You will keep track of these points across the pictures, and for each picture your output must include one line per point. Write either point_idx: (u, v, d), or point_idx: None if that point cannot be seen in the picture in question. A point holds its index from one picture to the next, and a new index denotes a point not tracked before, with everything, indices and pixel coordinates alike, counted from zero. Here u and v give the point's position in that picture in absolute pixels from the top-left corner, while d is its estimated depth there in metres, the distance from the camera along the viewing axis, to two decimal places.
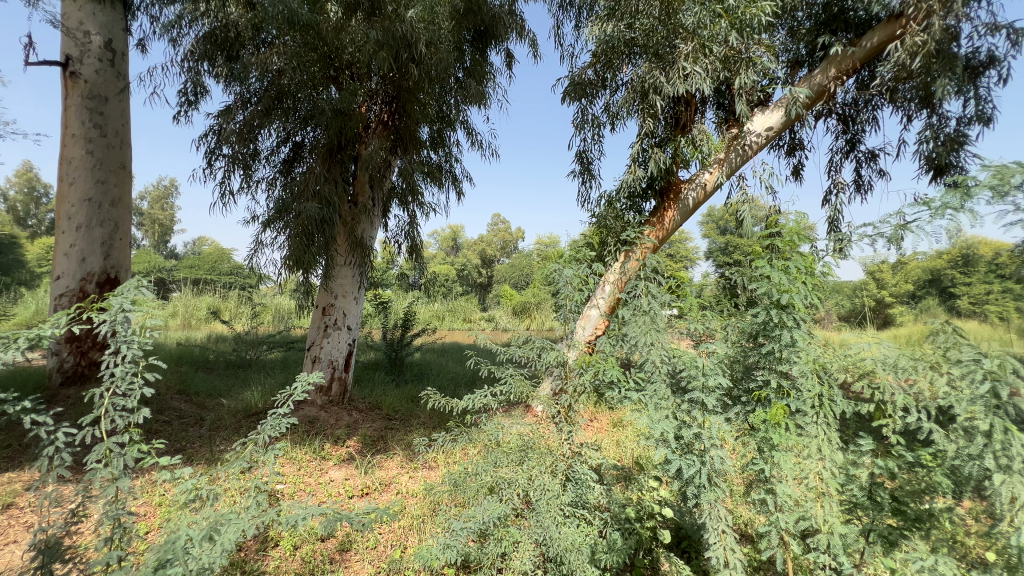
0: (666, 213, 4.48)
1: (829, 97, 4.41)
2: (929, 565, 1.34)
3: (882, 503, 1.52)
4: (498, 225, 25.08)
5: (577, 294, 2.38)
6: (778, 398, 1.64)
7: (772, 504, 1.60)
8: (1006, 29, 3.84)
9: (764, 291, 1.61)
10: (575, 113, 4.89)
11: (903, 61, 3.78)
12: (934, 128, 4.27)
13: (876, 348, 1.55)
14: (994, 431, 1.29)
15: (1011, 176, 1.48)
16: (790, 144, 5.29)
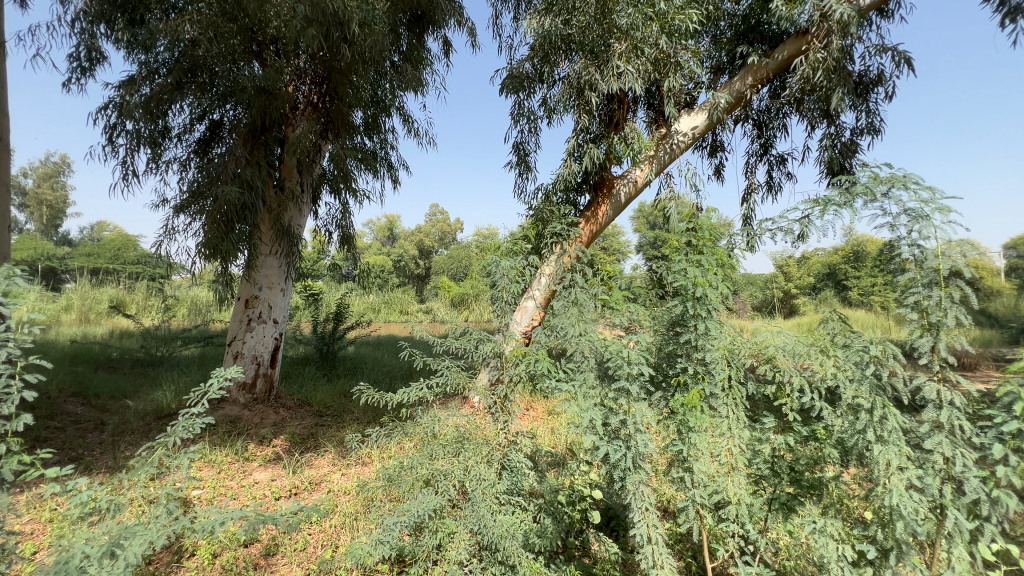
0: (599, 208, 4.62)
1: (746, 103, 4.75)
2: (819, 526, 1.51)
3: (783, 473, 1.70)
4: (437, 215, 24.61)
5: (514, 286, 2.43)
6: (694, 383, 1.74)
7: (689, 481, 1.71)
8: (891, 51, 4.34)
9: (682, 284, 1.70)
10: (512, 105, 4.91)
11: (808, 74, 4.15)
12: (832, 137, 4.75)
13: (777, 336, 1.72)
14: (873, 407, 1.46)
15: (884, 177, 1.59)
16: (712, 145, 5.65)
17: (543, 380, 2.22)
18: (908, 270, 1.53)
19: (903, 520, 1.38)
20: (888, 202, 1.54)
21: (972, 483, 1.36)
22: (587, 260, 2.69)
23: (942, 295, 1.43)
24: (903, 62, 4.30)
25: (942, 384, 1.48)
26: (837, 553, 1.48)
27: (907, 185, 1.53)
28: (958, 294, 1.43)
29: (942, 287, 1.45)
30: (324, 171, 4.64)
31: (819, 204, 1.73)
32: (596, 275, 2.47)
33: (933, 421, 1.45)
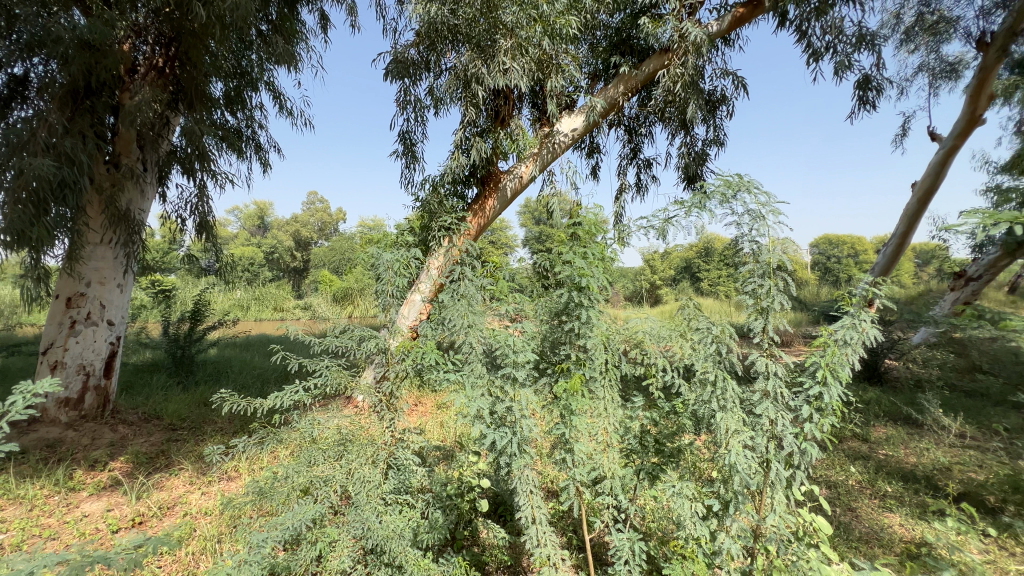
0: (486, 202, 4.70)
1: (618, 110, 5.16)
2: (677, 489, 1.72)
3: (648, 446, 1.89)
4: (315, 203, 22.82)
5: (400, 278, 2.33)
6: (576, 368, 1.83)
7: (570, 461, 1.81)
8: (732, 75, 5.03)
9: (568, 274, 1.78)
10: (397, 92, 4.72)
11: (670, 87, 4.64)
12: (688, 146, 5.38)
13: (645, 322, 1.91)
14: (718, 381, 1.68)
15: (733, 183, 1.82)
16: (589, 147, 6.05)
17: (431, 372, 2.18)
18: (746, 263, 1.78)
19: (740, 475, 1.62)
20: (735, 204, 1.77)
21: (789, 439, 1.65)
22: (474, 253, 2.70)
23: (770, 283, 1.69)
24: (741, 87, 5.01)
25: (769, 358, 1.77)
26: (690, 510, 1.69)
27: (749, 189, 1.77)
28: (781, 282, 1.71)
29: (770, 276, 1.72)
30: (174, 147, 4.03)
31: (683, 206, 1.92)
32: (483, 268, 2.49)
33: (763, 389, 1.71)
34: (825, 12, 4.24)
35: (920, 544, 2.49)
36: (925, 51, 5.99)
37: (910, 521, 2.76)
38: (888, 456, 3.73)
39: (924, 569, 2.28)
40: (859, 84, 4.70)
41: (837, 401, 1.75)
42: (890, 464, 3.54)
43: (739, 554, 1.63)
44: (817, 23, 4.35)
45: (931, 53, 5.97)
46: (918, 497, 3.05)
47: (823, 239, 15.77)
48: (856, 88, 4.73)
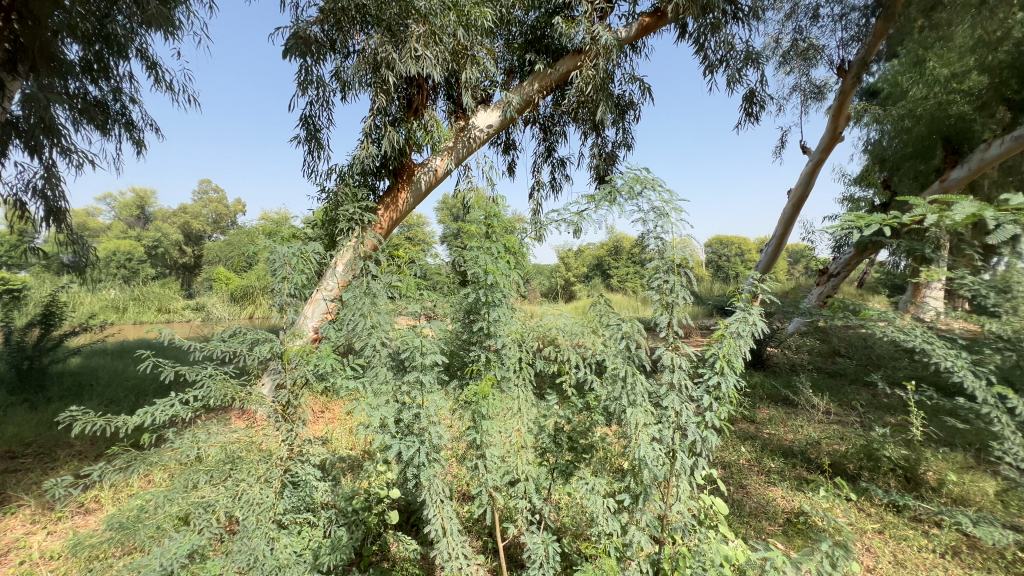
0: (399, 195, 4.51)
1: (533, 108, 5.19)
2: (590, 486, 1.72)
3: (562, 444, 1.88)
4: (208, 193, 20.54)
5: (300, 275, 2.08)
6: (487, 370, 1.77)
7: (483, 466, 1.74)
8: (639, 81, 5.27)
9: (474, 271, 1.71)
10: (297, 71, 4.31)
11: (582, 87, 4.74)
12: (599, 147, 5.56)
13: (558, 319, 1.96)
14: (627, 376, 1.70)
15: (640, 181, 1.85)
16: (505, 143, 6.04)
17: (328, 381, 1.96)
18: (652, 260, 1.82)
19: (648, 468, 1.65)
20: (642, 201, 1.80)
21: (692, 428, 1.71)
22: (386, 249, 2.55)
23: (674, 279, 1.75)
24: (647, 93, 5.27)
25: (674, 351, 1.83)
26: (602, 506, 1.70)
27: (654, 187, 1.81)
28: (683, 279, 1.79)
29: (674, 272, 1.78)
30: (10, 117, 3.31)
31: (593, 200, 1.94)
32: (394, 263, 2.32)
33: (669, 382, 1.76)
34: (718, 27, 4.59)
35: (798, 513, 2.77)
36: (798, 74, 6.76)
37: (790, 493, 3.07)
38: (770, 434, 4.15)
39: (802, 536, 2.54)
40: (747, 97, 5.16)
41: (732, 390, 1.85)
42: (773, 441, 3.95)
43: (648, 545, 1.66)
44: (711, 38, 4.70)
45: (803, 75, 6.75)
46: (795, 471, 3.42)
47: (716, 240, 17.36)
48: (744, 102, 5.20)
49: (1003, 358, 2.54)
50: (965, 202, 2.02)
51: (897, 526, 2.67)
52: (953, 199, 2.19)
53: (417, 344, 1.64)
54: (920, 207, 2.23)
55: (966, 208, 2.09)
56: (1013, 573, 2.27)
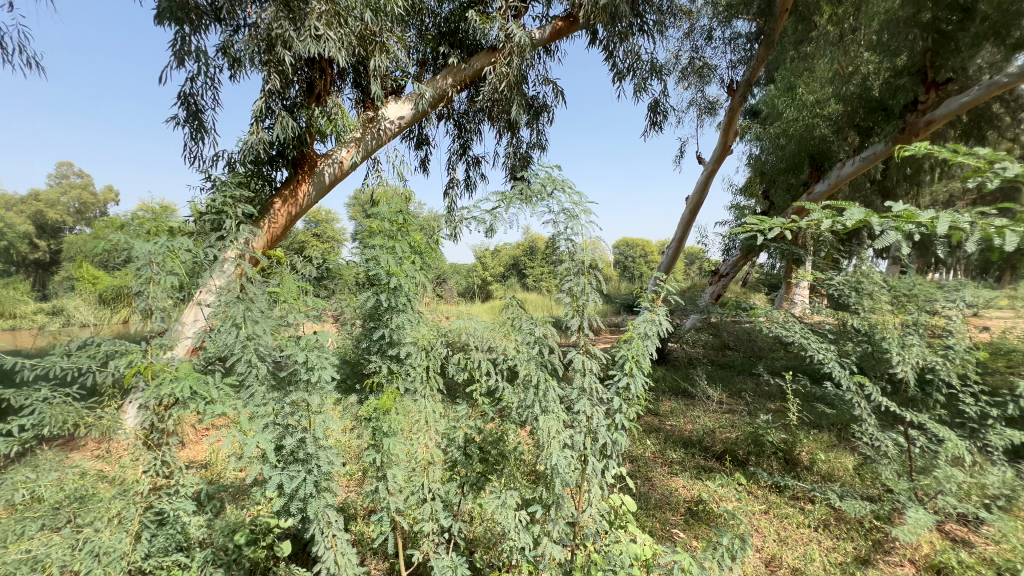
0: (300, 187, 4.11)
1: (447, 103, 5.04)
2: (501, 501, 1.64)
3: (472, 456, 1.77)
4: (68, 178, 17.56)
5: (173, 274, 1.68)
6: (388, 382, 1.72)
7: (383, 490, 1.62)
8: (553, 84, 5.34)
9: (374, 273, 1.64)
10: (172, 41, 3.74)
11: (496, 83, 4.67)
12: (514, 147, 5.55)
13: (469, 324, 1.91)
14: (539, 382, 1.65)
15: (552, 183, 1.80)
16: (418, 138, 5.81)
17: (193, 407, 1.63)
18: (562, 261, 1.79)
19: (560, 477, 1.61)
20: (552, 202, 1.76)
21: (603, 432, 1.70)
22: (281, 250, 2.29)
23: (584, 281, 1.74)
24: (560, 95, 5.35)
25: (585, 354, 1.80)
26: (514, 519, 1.62)
27: (564, 189, 1.78)
28: (593, 280, 1.78)
29: (584, 274, 1.76)
30: None
31: (504, 199, 1.87)
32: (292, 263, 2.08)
33: (581, 386, 1.74)
34: (626, 37, 4.78)
35: (697, 501, 2.94)
36: (694, 90, 7.32)
37: (690, 482, 3.25)
38: (672, 425, 4.41)
39: (702, 525, 2.68)
40: (651, 107, 5.45)
41: (641, 390, 1.87)
42: (675, 433, 4.19)
43: (561, 556, 1.62)
44: (620, 46, 4.89)
45: (699, 92, 7.33)
46: (694, 460, 3.64)
47: (625, 241, 18.40)
48: (649, 111, 5.48)
49: (861, 350, 2.90)
50: (839, 207, 2.23)
51: (780, 505, 2.93)
52: (843, 205, 2.17)
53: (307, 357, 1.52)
54: (817, 212, 2.20)
55: (851, 213, 2.01)
56: (870, 539, 2.60)
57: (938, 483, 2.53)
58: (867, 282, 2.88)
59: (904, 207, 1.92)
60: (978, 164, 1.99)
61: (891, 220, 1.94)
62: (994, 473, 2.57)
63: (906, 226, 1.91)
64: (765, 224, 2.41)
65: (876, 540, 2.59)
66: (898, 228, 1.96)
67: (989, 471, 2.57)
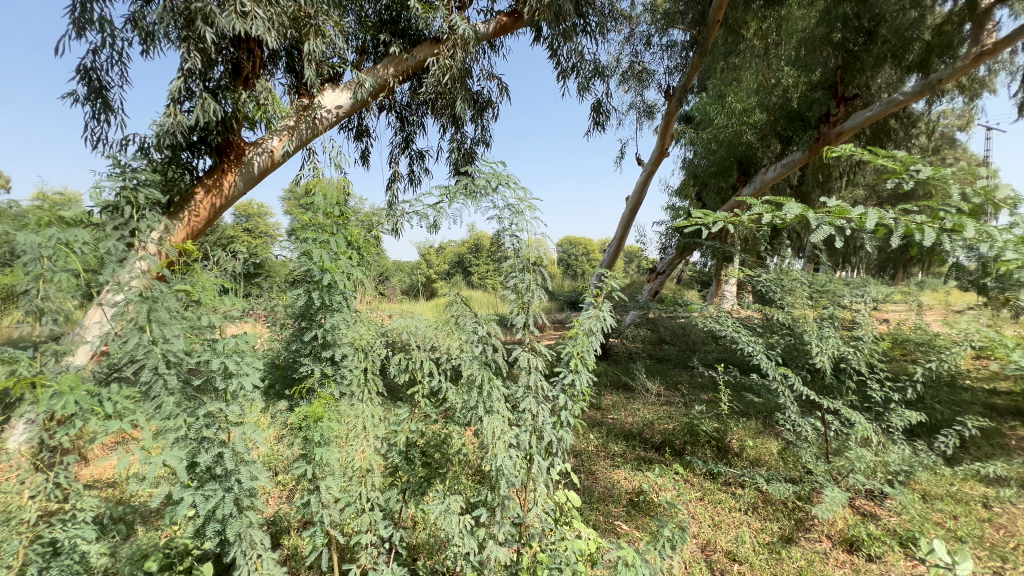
0: (225, 177, 3.79)
1: (389, 94, 4.86)
2: (445, 508, 1.57)
3: (414, 461, 1.70)
4: None
5: (73, 279, 1.41)
6: (321, 387, 1.62)
7: (315, 504, 1.52)
8: (497, 80, 5.29)
9: (306, 269, 1.52)
10: (69, 8, 3.32)
11: (439, 76, 4.55)
12: (458, 142, 5.46)
13: (410, 322, 1.81)
14: (484, 382, 1.61)
15: (497, 179, 1.76)
16: (358, 129, 5.56)
17: (80, 428, 1.36)
18: (507, 258, 1.76)
19: (506, 477, 1.58)
20: (496, 197, 1.72)
21: (548, 430, 1.68)
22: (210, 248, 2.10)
23: (529, 278, 1.71)
24: (505, 92, 5.31)
25: (530, 352, 1.78)
26: (458, 525, 1.57)
27: (509, 184, 1.75)
28: (537, 277, 1.76)
29: (529, 271, 1.74)
30: None
31: (447, 193, 1.81)
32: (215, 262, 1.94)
33: (527, 385, 1.71)
34: (570, 36, 4.83)
35: (638, 492, 3.03)
36: (634, 93, 7.55)
37: (631, 474, 3.34)
38: (613, 418, 4.52)
39: (643, 516, 2.76)
40: (594, 107, 5.55)
41: (586, 386, 1.87)
42: (616, 426, 4.30)
43: (506, 558, 1.58)
44: (564, 45, 4.93)
45: (638, 95, 7.58)
46: (635, 452, 3.75)
47: (567, 239, 18.73)
48: (592, 111, 5.57)
49: (785, 342, 3.10)
50: (774, 204, 2.31)
51: (714, 491, 3.09)
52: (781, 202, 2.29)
53: (225, 365, 1.41)
54: (756, 207, 2.27)
55: (791, 208, 2.12)
56: (793, 518, 2.79)
57: (851, 463, 2.75)
58: (790, 278, 3.10)
59: (837, 203, 2.08)
60: (896, 168, 2.31)
61: (825, 216, 2.07)
62: (896, 451, 2.84)
63: (838, 221, 2.06)
64: (709, 218, 2.51)
65: (798, 519, 2.79)
66: (831, 223, 2.12)
67: (891, 449, 2.84)
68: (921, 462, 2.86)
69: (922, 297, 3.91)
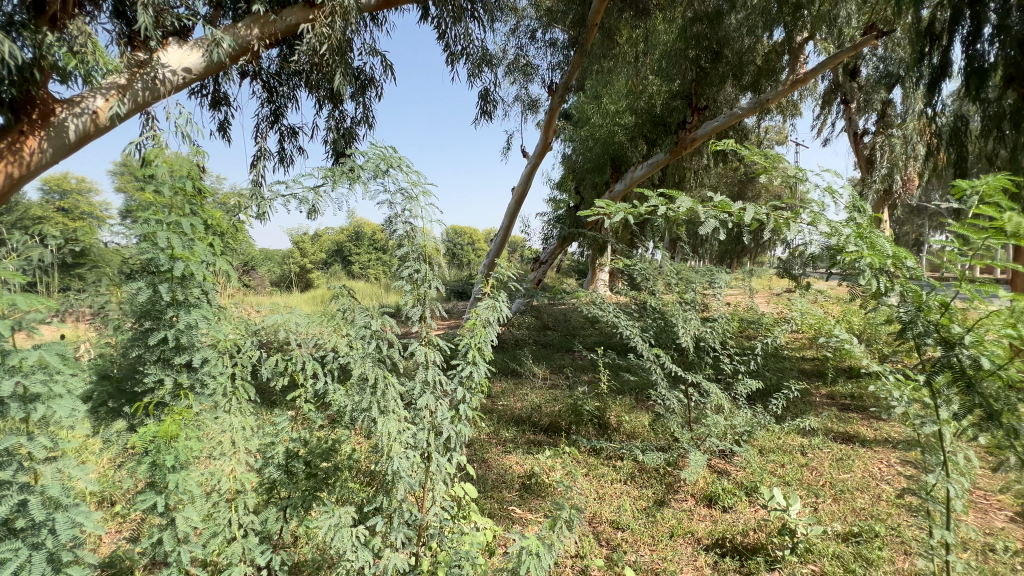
0: (25, 141, 3.02)
1: (253, 59, 4.27)
2: (336, 522, 1.42)
3: (297, 472, 1.52)
4: None
5: None
6: (173, 401, 1.37)
7: (169, 541, 1.27)
8: (381, 57, 4.95)
9: (149, 257, 1.26)
10: None
11: (314, 44, 4.10)
12: (337, 119, 5.02)
13: (287, 317, 1.60)
14: (378, 381, 1.49)
15: (387, 162, 1.62)
16: (214, 96, 4.81)
17: None
18: (401, 246, 1.64)
19: (403, 481, 1.48)
20: (387, 180, 1.58)
21: (446, 427, 1.61)
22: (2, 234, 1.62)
23: (425, 268, 1.61)
24: (389, 70, 5.00)
25: (426, 345, 1.69)
26: (351, 539, 1.42)
27: (401, 167, 1.62)
28: (433, 267, 1.67)
29: (425, 261, 1.65)
30: None
31: (330, 173, 1.61)
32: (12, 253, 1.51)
33: (423, 380, 1.62)
34: (459, 19, 4.71)
35: (529, 476, 3.12)
36: (520, 85, 7.68)
37: (523, 458, 3.43)
38: (503, 405, 4.59)
39: (534, 499, 2.84)
40: (482, 95, 5.51)
41: (483, 378, 1.83)
42: (506, 412, 4.38)
43: (405, 566, 1.48)
44: (453, 27, 4.80)
45: (523, 88, 7.73)
46: (524, 437, 3.85)
47: (452, 229, 18.58)
48: (480, 99, 5.53)
49: (657, 326, 3.40)
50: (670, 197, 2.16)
51: (597, 466, 3.32)
52: (673, 194, 2.13)
53: (25, 388, 1.14)
54: (653, 199, 2.10)
55: (680, 201, 1.94)
56: (664, 483, 3.11)
57: (708, 429, 3.14)
58: (659, 268, 3.40)
59: (721, 197, 1.91)
60: None
61: (710, 210, 1.91)
62: (741, 415, 3.30)
63: (721, 217, 1.90)
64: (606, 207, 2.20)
65: (668, 482, 3.12)
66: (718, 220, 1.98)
67: (738, 414, 3.30)
68: (758, 422, 3.36)
69: (755, 281, 4.59)
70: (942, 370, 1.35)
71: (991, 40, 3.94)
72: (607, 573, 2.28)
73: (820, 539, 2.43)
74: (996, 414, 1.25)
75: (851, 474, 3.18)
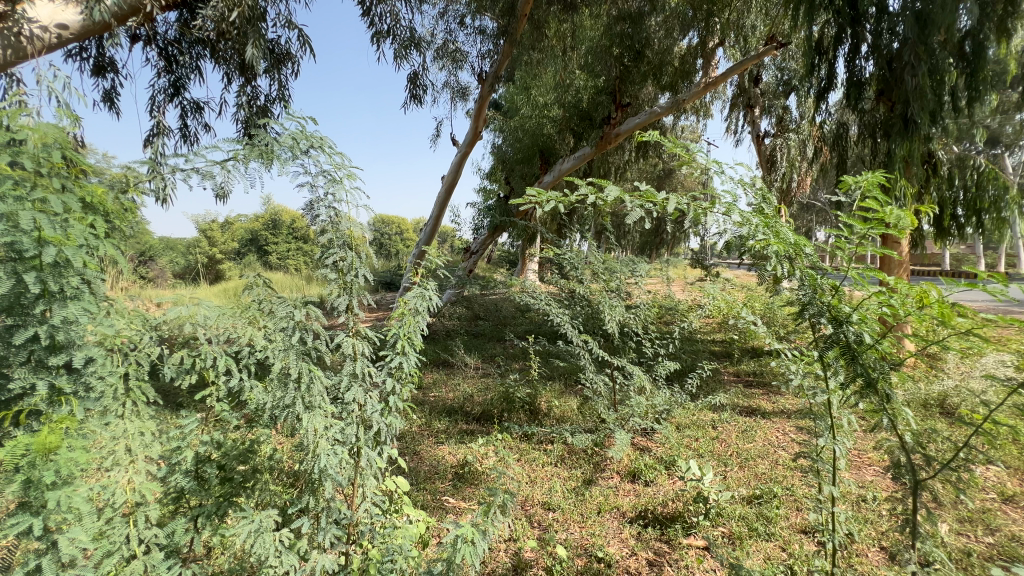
0: None
1: (145, 22, 3.78)
2: (255, 527, 1.31)
3: (208, 479, 1.39)
4: None
5: None
6: (50, 408, 1.20)
7: (51, 567, 1.11)
8: (298, 30, 4.61)
9: (8, 241, 1.07)
10: None
11: (221, 11, 3.73)
12: (248, 96, 4.61)
13: (194, 309, 1.45)
14: (302, 374, 1.41)
15: (305, 141, 1.51)
16: (97, 61, 4.22)
17: None
18: (323, 233, 1.54)
19: (331, 478, 1.41)
20: (307, 160, 1.48)
21: (377, 421, 1.55)
22: None
23: (352, 255, 1.54)
24: (307, 45, 4.67)
25: (354, 336, 1.62)
26: (273, 543, 1.33)
27: (321, 147, 1.52)
28: (359, 254, 1.59)
29: (350, 249, 1.57)
30: None
31: (240, 150, 1.47)
32: None
33: (350, 373, 1.55)
34: None
35: (462, 464, 3.12)
36: (448, 71, 7.52)
37: (455, 448, 3.41)
38: (434, 396, 4.53)
39: (468, 487, 2.85)
40: (410, 79, 5.33)
41: (414, 368, 1.79)
42: (437, 403, 4.32)
43: (334, 567, 1.42)
44: (378, 5, 4.58)
45: (452, 74, 7.58)
46: (456, 427, 3.83)
47: (377, 218, 17.93)
48: (409, 82, 5.34)
49: (586, 313, 3.51)
50: (597, 187, 2.22)
51: (529, 451, 3.39)
52: (600, 184, 2.19)
53: None
54: (581, 188, 2.15)
55: (608, 190, 1.98)
56: (592, 462, 3.26)
57: (631, 410, 3.33)
58: (586, 258, 3.51)
59: (647, 187, 1.96)
60: None
61: (636, 199, 1.96)
62: (661, 395, 3.51)
63: (646, 205, 1.96)
64: (538, 195, 2.20)
65: (595, 462, 3.27)
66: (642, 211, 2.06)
67: (658, 394, 3.51)
68: (676, 401, 3.60)
69: (672, 270, 4.89)
70: (832, 345, 1.52)
71: (867, 58, 4.48)
72: (540, 552, 2.35)
73: (728, 503, 2.67)
74: (873, 382, 1.43)
75: (754, 443, 3.52)
